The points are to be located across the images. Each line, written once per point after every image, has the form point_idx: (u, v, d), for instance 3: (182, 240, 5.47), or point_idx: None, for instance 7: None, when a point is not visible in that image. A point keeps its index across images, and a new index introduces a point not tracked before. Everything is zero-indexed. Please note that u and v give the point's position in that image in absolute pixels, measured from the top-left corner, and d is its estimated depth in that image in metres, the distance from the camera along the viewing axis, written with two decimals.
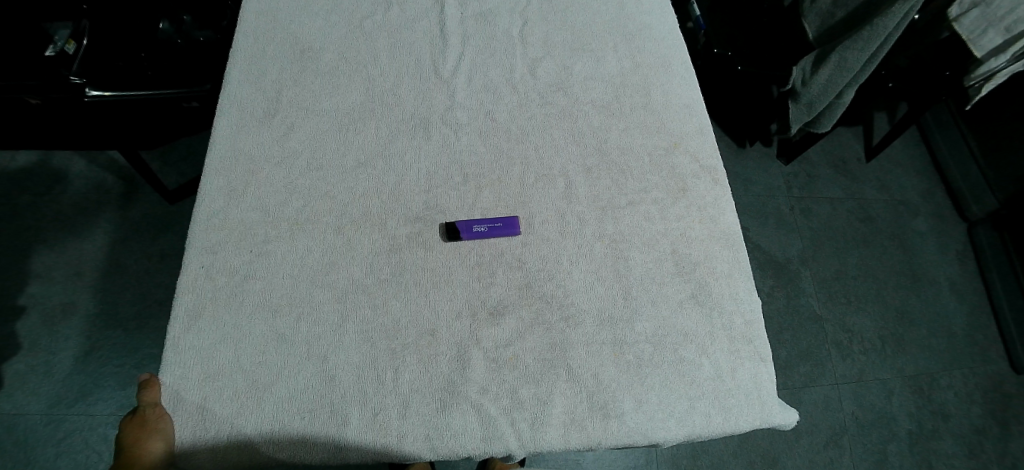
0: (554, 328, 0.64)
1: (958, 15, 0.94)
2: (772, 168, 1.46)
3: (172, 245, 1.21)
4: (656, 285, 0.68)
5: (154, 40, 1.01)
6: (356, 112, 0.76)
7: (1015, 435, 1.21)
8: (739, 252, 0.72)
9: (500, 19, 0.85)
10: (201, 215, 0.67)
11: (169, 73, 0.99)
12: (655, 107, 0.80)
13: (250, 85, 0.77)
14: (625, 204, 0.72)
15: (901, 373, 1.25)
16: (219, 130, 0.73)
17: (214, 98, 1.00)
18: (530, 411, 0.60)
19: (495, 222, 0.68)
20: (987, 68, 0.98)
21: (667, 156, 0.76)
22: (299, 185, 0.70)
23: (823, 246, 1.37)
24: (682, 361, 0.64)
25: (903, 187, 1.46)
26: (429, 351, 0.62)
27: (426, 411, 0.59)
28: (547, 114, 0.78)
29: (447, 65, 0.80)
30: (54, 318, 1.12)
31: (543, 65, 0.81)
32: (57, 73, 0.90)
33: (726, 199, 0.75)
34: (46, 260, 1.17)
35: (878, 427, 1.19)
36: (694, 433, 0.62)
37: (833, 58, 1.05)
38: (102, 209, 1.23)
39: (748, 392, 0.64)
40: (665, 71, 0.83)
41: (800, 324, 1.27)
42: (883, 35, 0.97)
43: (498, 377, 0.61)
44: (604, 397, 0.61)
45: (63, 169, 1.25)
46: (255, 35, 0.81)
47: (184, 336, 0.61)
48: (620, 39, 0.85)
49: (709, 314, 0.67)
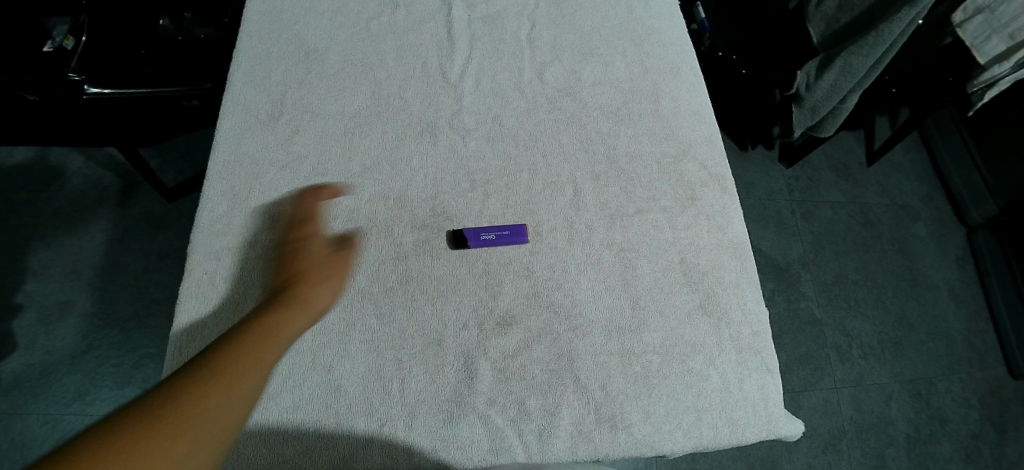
0: (562, 338, 0.64)
1: (962, 21, 0.94)
2: (774, 171, 1.45)
3: (171, 243, 1.20)
4: (664, 295, 0.67)
5: (155, 37, 0.98)
6: (361, 116, 0.75)
7: (1012, 441, 1.22)
8: (747, 262, 0.72)
9: (508, 21, 0.84)
10: (204, 220, 0.67)
11: (170, 71, 0.97)
12: (665, 114, 0.79)
13: (255, 86, 0.76)
14: (633, 212, 0.72)
15: (900, 377, 1.25)
16: (224, 132, 0.72)
17: (215, 96, 0.99)
18: (537, 423, 0.59)
19: (504, 231, 0.68)
20: (990, 74, 0.97)
21: (676, 164, 0.75)
22: (304, 191, 0.69)
23: (824, 250, 1.37)
24: (689, 372, 0.64)
25: (904, 193, 1.46)
26: (436, 361, 0.61)
27: (433, 423, 0.59)
28: (555, 119, 0.77)
29: (454, 69, 0.79)
30: (52, 316, 1.11)
31: (551, 69, 0.80)
32: (55, 69, 0.88)
33: (734, 208, 0.74)
34: (42, 257, 1.15)
35: (876, 431, 1.19)
36: (701, 445, 0.62)
37: (838, 63, 1.04)
38: (99, 207, 1.21)
39: (755, 404, 0.64)
40: (674, 76, 0.82)
41: (801, 329, 1.27)
42: (888, 40, 0.96)
43: (506, 388, 0.61)
44: (612, 409, 0.61)
45: (60, 167, 1.23)
46: (260, 36, 0.80)
47: (187, 345, 0.60)
48: (629, 44, 0.84)
49: (717, 325, 0.67)
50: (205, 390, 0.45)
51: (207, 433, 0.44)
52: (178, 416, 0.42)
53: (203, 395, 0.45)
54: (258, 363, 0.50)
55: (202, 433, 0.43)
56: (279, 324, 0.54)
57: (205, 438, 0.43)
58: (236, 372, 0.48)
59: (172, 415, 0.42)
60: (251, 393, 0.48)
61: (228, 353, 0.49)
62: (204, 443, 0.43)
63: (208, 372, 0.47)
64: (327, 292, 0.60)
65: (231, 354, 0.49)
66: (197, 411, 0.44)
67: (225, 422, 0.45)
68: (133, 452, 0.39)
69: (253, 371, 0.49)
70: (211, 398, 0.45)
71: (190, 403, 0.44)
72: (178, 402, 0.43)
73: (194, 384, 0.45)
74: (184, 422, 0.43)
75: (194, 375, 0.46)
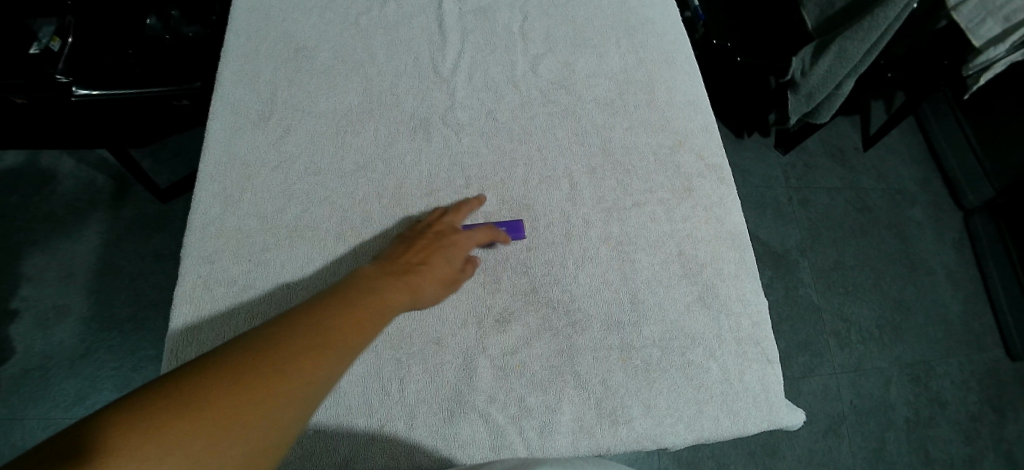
0: (561, 334, 0.63)
1: (956, 4, 0.91)
2: (770, 158, 1.45)
3: (166, 244, 1.19)
4: (663, 287, 0.67)
5: (142, 37, 0.96)
6: (353, 113, 0.74)
7: (1010, 421, 1.23)
8: (745, 253, 0.71)
9: (499, 14, 0.83)
10: (197, 223, 0.66)
11: (159, 71, 0.95)
12: (660, 105, 0.78)
13: (245, 86, 0.75)
14: (630, 205, 0.71)
15: (898, 361, 1.25)
16: (214, 133, 0.71)
17: (205, 95, 0.98)
18: (538, 419, 0.59)
19: (500, 227, 0.67)
20: (986, 57, 0.97)
21: (672, 155, 0.75)
22: (297, 191, 0.68)
23: (821, 236, 1.37)
24: (690, 365, 0.64)
25: (901, 178, 1.46)
26: (435, 360, 0.61)
27: (434, 422, 0.58)
28: (549, 113, 0.76)
29: (446, 64, 0.78)
30: (49, 320, 1.10)
31: (545, 62, 0.79)
32: (42, 70, 0.86)
33: (732, 198, 0.74)
34: (36, 262, 1.14)
35: (876, 415, 1.20)
36: (703, 437, 0.62)
37: (832, 49, 1.03)
38: (92, 209, 1.20)
39: (756, 394, 0.64)
40: (669, 66, 0.81)
41: (800, 315, 1.28)
42: (883, 25, 0.95)
43: (506, 385, 0.60)
44: (613, 403, 0.61)
45: (51, 170, 1.22)
46: (248, 34, 0.78)
47: (182, 349, 0.60)
48: (623, 34, 0.83)
49: (717, 316, 0.67)
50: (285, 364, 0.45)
51: (282, 412, 0.43)
52: (256, 388, 0.43)
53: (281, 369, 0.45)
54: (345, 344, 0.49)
55: (280, 411, 0.43)
56: (381, 307, 0.54)
57: (280, 417, 0.43)
58: (318, 350, 0.47)
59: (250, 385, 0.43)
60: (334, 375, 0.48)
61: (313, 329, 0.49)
62: (280, 419, 0.43)
63: (292, 346, 0.46)
64: (433, 292, 0.60)
65: (318, 331, 0.48)
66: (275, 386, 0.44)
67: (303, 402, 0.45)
68: (208, 417, 0.40)
69: (340, 352, 0.49)
70: (289, 375, 0.45)
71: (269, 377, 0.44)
72: (257, 371, 0.44)
73: (276, 355, 0.45)
74: (261, 393, 0.43)
75: (279, 345, 0.46)
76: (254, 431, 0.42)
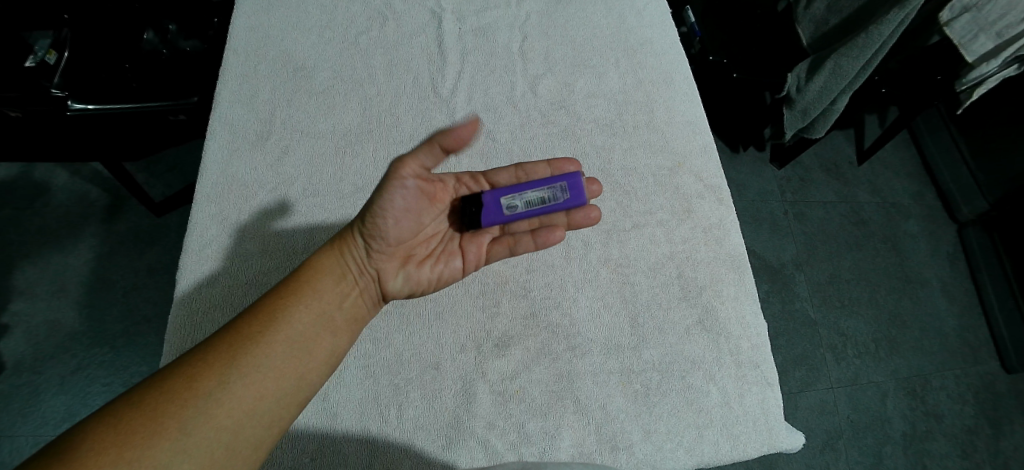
0: (561, 358, 0.63)
1: (949, 20, 0.92)
2: (765, 172, 1.45)
3: (160, 258, 1.18)
4: (663, 310, 0.67)
5: (140, 52, 0.93)
6: (352, 134, 0.73)
7: (1007, 435, 1.22)
8: (745, 275, 0.71)
9: (499, 33, 0.83)
10: (193, 244, 0.66)
11: (156, 86, 0.93)
12: (659, 125, 0.78)
13: (242, 106, 0.75)
14: (630, 227, 0.71)
15: (895, 375, 1.25)
16: (212, 154, 0.71)
17: (203, 110, 0.96)
18: (538, 445, 0.59)
19: (559, 195, 0.61)
20: (978, 74, 0.97)
21: (672, 176, 0.75)
22: (296, 212, 0.68)
23: (817, 251, 1.37)
24: (691, 389, 0.64)
25: (895, 192, 1.47)
26: (433, 385, 0.61)
27: (432, 449, 0.58)
28: (548, 133, 0.76)
29: (445, 84, 0.78)
30: (40, 335, 1.08)
31: (545, 82, 0.80)
32: (37, 84, 0.86)
33: (731, 219, 0.74)
34: (28, 275, 1.13)
35: (873, 429, 1.20)
36: (703, 462, 0.61)
37: (827, 65, 1.03)
38: (85, 223, 1.19)
39: (757, 419, 0.64)
40: (668, 86, 0.81)
41: (796, 330, 1.28)
42: (878, 42, 0.95)
43: (505, 411, 0.60)
44: (613, 429, 0.61)
45: (44, 183, 1.21)
46: (246, 53, 0.79)
47: None
48: (621, 53, 0.83)
49: (717, 340, 0.66)
50: (186, 385, 0.47)
51: (196, 430, 0.45)
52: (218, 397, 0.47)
53: (180, 397, 0.46)
54: (286, 342, 0.52)
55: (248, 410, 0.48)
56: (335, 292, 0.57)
57: (189, 443, 0.45)
58: (228, 365, 0.49)
59: (139, 422, 0.44)
60: (257, 389, 0.49)
61: (221, 348, 0.50)
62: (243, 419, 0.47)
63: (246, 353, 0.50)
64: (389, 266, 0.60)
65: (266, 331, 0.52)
66: (170, 416, 0.45)
67: (216, 423, 0.46)
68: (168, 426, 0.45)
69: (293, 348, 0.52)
70: (192, 398, 0.46)
71: (166, 405, 0.46)
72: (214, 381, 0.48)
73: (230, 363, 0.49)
74: (159, 423, 0.44)
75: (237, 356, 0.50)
76: (195, 439, 0.45)
